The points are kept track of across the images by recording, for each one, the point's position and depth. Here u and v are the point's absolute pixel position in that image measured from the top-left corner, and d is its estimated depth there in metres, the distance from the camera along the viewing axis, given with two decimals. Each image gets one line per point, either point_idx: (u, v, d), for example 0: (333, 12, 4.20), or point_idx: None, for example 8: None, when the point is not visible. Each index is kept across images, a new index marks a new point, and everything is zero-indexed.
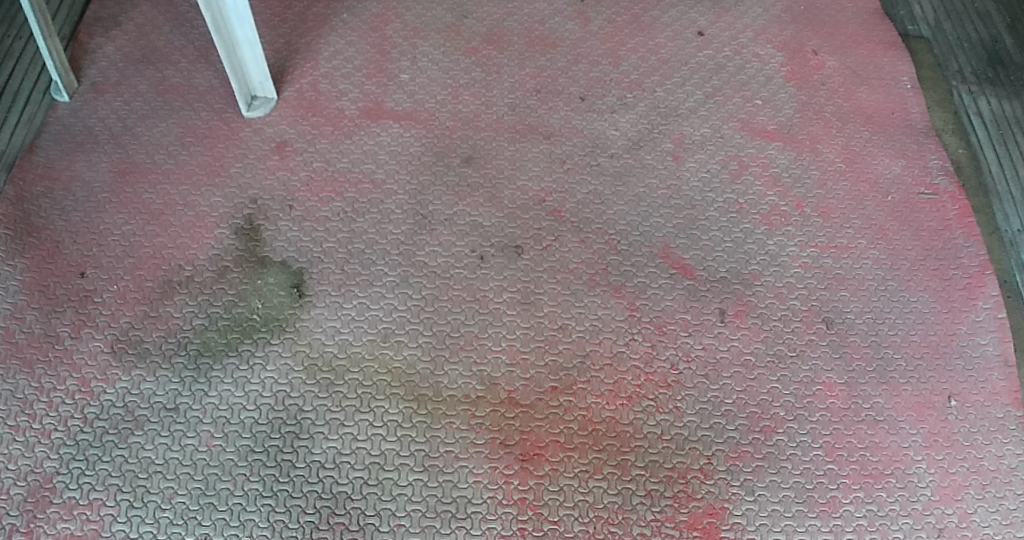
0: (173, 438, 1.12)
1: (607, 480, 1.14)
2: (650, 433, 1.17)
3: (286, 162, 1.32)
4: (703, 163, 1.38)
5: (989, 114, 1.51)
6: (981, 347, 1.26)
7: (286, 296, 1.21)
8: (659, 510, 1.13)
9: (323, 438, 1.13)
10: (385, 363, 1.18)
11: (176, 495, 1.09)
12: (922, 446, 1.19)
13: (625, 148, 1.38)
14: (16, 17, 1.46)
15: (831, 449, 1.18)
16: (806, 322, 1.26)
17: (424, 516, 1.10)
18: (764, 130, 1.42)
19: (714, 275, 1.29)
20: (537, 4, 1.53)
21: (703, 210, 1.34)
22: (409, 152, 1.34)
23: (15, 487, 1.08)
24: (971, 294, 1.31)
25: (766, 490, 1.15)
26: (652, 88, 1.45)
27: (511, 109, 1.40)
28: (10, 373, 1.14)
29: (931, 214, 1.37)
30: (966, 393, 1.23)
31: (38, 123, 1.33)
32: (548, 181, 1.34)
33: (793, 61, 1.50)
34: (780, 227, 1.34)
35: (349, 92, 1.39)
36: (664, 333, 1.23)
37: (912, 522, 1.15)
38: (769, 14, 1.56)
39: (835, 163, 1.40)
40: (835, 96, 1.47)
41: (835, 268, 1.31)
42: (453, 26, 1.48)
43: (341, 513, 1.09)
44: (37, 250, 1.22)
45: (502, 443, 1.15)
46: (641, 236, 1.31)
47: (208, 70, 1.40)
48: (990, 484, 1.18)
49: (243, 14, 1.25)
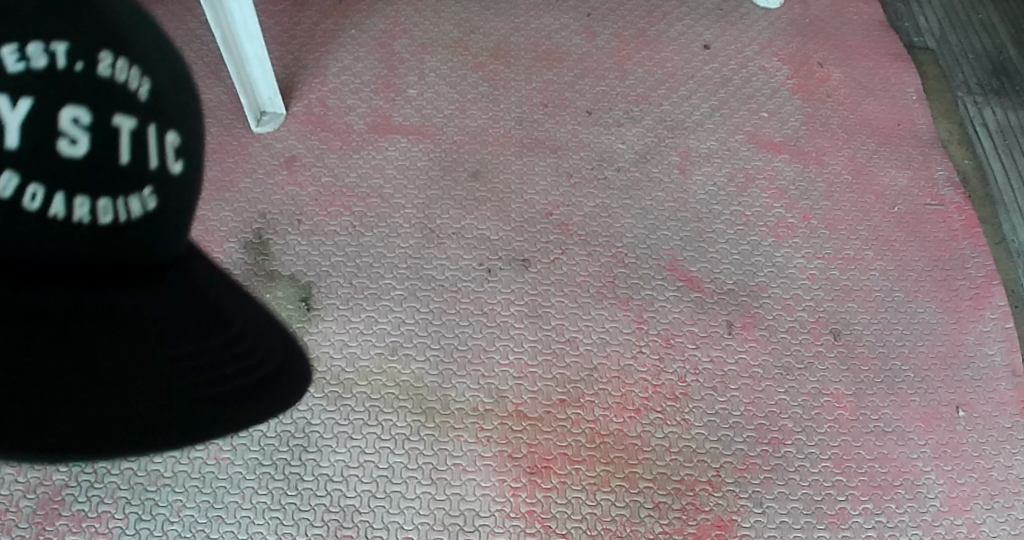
0: (182, 451, 1.12)
1: (615, 493, 1.14)
2: (658, 445, 1.17)
3: (294, 177, 1.33)
4: (710, 176, 1.39)
5: (995, 125, 1.51)
6: (989, 357, 1.26)
7: (295, 309, 1.22)
8: (667, 523, 1.13)
9: (331, 451, 1.14)
10: (393, 376, 1.19)
11: (184, 507, 1.09)
12: (930, 457, 1.19)
13: (632, 161, 1.39)
14: None
15: (839, 460, 1.18)
16: (815, 334, 1.26)
17: (432, 529, 1.10)
18: (770, 142, 1.43)
19: (722, 287, 1.29)
20: (544, 19, 1.54)
21: (709, 222, 1.34)
22: (417, 166, 1.35)
23: (24, 500, 1.08)
24: (979, 304, 1.30)
25: (774, 502, 1.15)
26: (658, 102, 1.46)
27: (519, 123, 1.41)
28: None
29: (938, 225, 1.37)
30: (974, 403, 1.23)
31: None
32: (556, 194, 1.35)
33: (799, 73, 1.51)
34: (788, 239, 1.34)
35: (358, 107, 1.40)
36: (672, 345, 1.24)
37: (921, 532, 1.14)
38: (775, 27, 1.56)
39: (842, 175, 1.40)
40: (841, 108, 1.47)
41: (843, 280, 1.31)
42: (461, 41, 1.49)
43: (348, 526, 1.09)
44: None
45: (510, 455, 1.15)
46: (649, 249, 1.31)
47: (218, 85, 1.41)
48: (999, 495, 1.17)
49: (253, 30, 1.26)
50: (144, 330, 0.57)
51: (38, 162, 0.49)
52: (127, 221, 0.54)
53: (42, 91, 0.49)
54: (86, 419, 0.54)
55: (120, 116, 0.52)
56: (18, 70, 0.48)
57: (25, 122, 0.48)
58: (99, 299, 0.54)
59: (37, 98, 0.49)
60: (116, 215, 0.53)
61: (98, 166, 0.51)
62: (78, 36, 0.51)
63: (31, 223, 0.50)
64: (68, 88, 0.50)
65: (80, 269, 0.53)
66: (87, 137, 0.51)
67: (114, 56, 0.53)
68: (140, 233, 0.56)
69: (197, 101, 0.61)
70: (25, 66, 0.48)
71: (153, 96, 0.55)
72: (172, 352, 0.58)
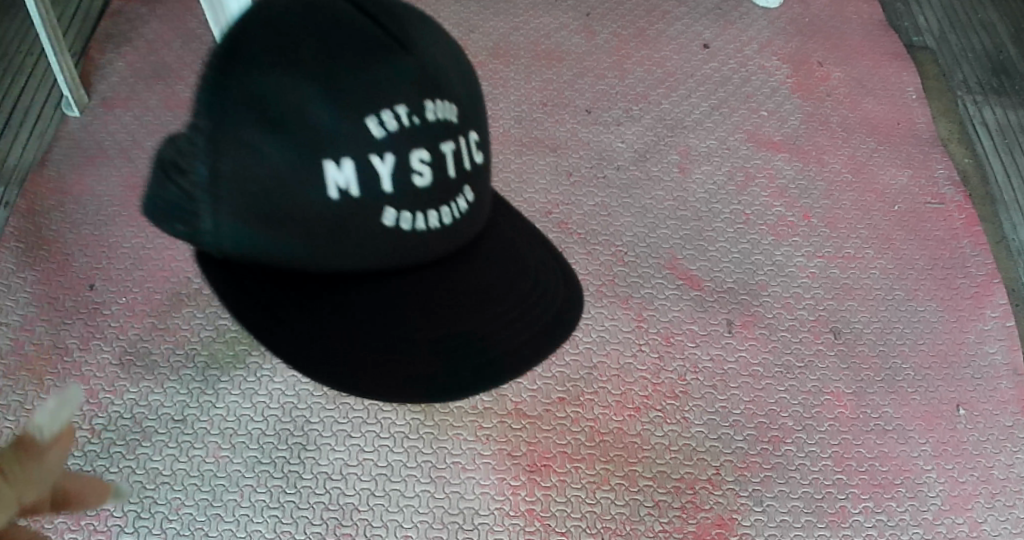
0: (180, 449, 1.12)
1: (614, 491, 1.14)
2: (658, 443, 1.17)
3: None
4: (709, 174, 1.38)
5: (995, 124, 1.51)
6: (990, 356, 1.26)
7: None
8: (667, 521, 1.13)
9: (330, 449, 1.13)
10: None
11: (183, 505, 1.09)
12: (931, 455, 1.18)
13: (632, 160, 1.39)
14: (28, 34, 1.48)
15: (839, 459, 1.17)
16: (815, 332, 1.26)
17: (431, 527, 1.09)
18: (770, 141, 1.43)
19: (722, 285, 1.29)
20: (544, 19, 1.54)
21: (709, 221, 1.34)
22: None
23: None
24: (980, 303, 1.30)
25: (775, 501, 1.14)
26: (658, 101, 1.46)
27: (518, 122, 1.41)
28: (19, 384, 1.14)
29: (938, 223, 1.37)
30: (974, 402, 1.22)
31: (49, 137, 1.34)
32: (555, 193, 1.34)
33: (798, 73, 1.51)
34: (788, 238, 1.34)
35: None
36: (671, 343, 1.23)
37: (923, 531, 1.14)
38: (774, 27, 1.56)
39: (842, 174, 1.40)
40: (841, 107, 1.47)
41: (843, 279, 1.31)
42: (460, 41, 1.49)
43: (347, 524, 1.09)
44: (48, 263, 1.23)
45: (509, 454, 1.15)
46: (648, 247, 1.31)
47: None
48: (1000, 493, 1.17)
49: None
50: (496, 299, 0.73)
51: (416, 193, 0.64)
52: (460, 218, 0.68)
53: (391, 137, 0.61)
54: (458, 368, 0.70)
55: (443, 143, 0.64)
56: (375, 129, 0.61)
57: (393, 170, 0.62)
58: (444, 280, 0.70)
59: (387, 142, 0.61)
60: (454, 217, 0.68)
61: (445, 185, 0.65)
62: (406, 92, 0.62)
63: (401, 239, 0.65)
64: (402, 126, 0.62)
65: (462, 269, 0.71)
66: (432, 162, 0.64)
67: (428, 94, 0.63)
68: (469, 222, 0.70)
69: (478, 78, 0.71)
70: (376, 123, 0.61)
71: (459, 103, 0.66)
72: (514, 307, 0.75)
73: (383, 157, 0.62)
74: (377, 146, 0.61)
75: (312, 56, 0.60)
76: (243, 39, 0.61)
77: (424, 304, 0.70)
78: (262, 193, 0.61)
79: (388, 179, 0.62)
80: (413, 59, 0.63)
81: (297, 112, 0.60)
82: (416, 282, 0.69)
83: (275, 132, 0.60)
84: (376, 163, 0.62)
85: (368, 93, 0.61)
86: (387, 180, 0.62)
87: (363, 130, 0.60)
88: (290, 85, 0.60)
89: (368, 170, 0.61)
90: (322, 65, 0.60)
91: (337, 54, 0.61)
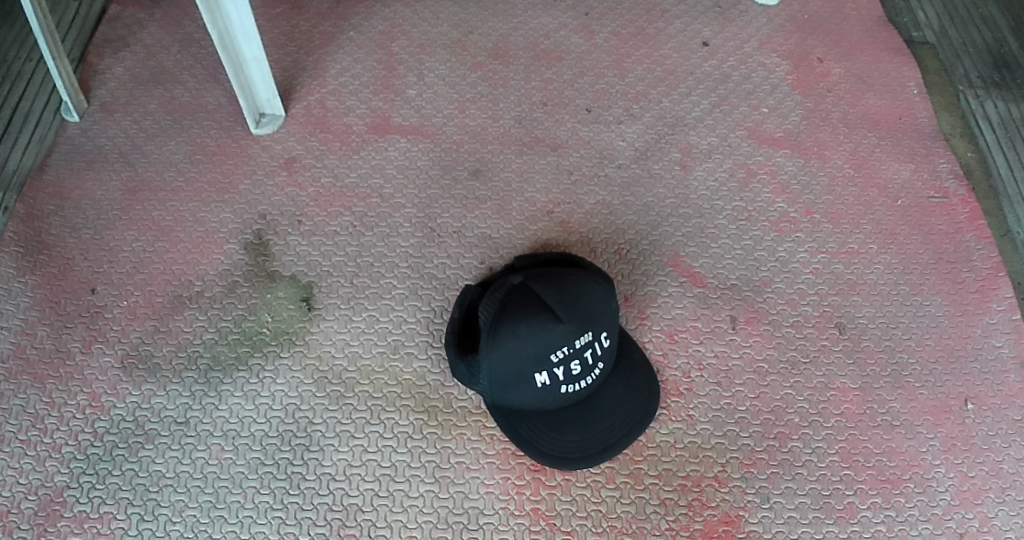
0: (184, 451, 1.12)
1: (619, 490, 1.13)
2: (663, 441, 1.16)
3: (294, 178, 1.32)
4: (711, 171, 1.38)
5: (997, 118, 1.50)
6: (997, 349, 1.25)
7: (296, 310, 1.22)
8: (674, 519, 1.12)
9: (334, 450, 1.13)
10: (395, 375, 1.18)
11: (186, 507, 1.09)
12: (939, 450, 1.18)
13: (633, 158, 1.38)
14: (27, 40, 1.48)
15: (847, 454, 1.17)
16: (819, 328, 1.25)
17: (436, 528, 1.10)
18: (771, 138, 1.42)
19: (725, 282, 1.28)
20: (543, 19, 1.53)
21: (712, 218, 1.33)
22: (417, 166, 1.35)
23: (26, 501, 1.09)
24: (985, 296, 1.29)
25: (782, 497, 1.14)
26: (658, 98, 1.45)
27: (518, 123, 1.41)
28: (21, 389, 1.15)
29: (942, 217, 1.36)
30: (982, 396, 1.21)
31: (49, 143, 1.34)
32: (556, 192, 1.34)
33: (799, 68, 1.50)
34: (790, 234, 1.33)
35: (357, 108, 1.40)
36: (675, 341, 1.23)
37: (932, 526, 1.13)
38: (774, 23, 1.55)
39: (845, 169, 1.39)
40: (842, 103, 1.46)
41: (847, 273, 1.30)
42: (459, 42, 1.49)
43: (352, 525, 1.09)
44: (49, 267, 1.23)
45: (513, 453, 1.14)
46: (651, 244, 1.30)
47: (216, 88, 1.41)
48: (1010, 487, 1.16)
49: (251, 32, 1.25)
50: (612, 422, 1.12)
51: (572, 378, 1.07)
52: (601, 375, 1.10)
53: (560, 362, 1.05)
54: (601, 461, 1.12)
55: (592, 348, 1.06)
56: (552, 358, 1.04)
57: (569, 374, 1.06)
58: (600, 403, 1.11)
59: (556, 364, 1.05)
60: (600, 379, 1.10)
61: (587, 371, 1.08)
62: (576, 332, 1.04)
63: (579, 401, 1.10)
64: (567, 355, 1.05)
65: (597, 408, 1.11)
66: (583, 364, 1.07)
67: (584, 330, 1.05)
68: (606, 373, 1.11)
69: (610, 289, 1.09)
70: (550, 356, 1.04)
71: (594, 326, 1.06)
72: (630, 426, 1.13)
73: (556, 370, 1.05)
74: (552, 367, 1.05)
75: (521, 330, 1.03)
76: (495, 324, 1.04)
77: (581, 430, 1.11)
78: (503, 384, 1.06)
79: (561, 381, 1.06)
80: (572, 319, 1.04)
81: (512, 350, 1.03)
82: (576, 420, 1.11)
83: (504, 362, 1.04)
84: (555, 376, 1.06)
85: (547, 343, 1.03)
86: (561, 380, 1.06)
87: (549, 360, 1.04)
88: (510, 345, 1.03)
89: (553, 378, 1.06)
90: (536, 330, 1.03)
91: (527, 326, 1.03)
